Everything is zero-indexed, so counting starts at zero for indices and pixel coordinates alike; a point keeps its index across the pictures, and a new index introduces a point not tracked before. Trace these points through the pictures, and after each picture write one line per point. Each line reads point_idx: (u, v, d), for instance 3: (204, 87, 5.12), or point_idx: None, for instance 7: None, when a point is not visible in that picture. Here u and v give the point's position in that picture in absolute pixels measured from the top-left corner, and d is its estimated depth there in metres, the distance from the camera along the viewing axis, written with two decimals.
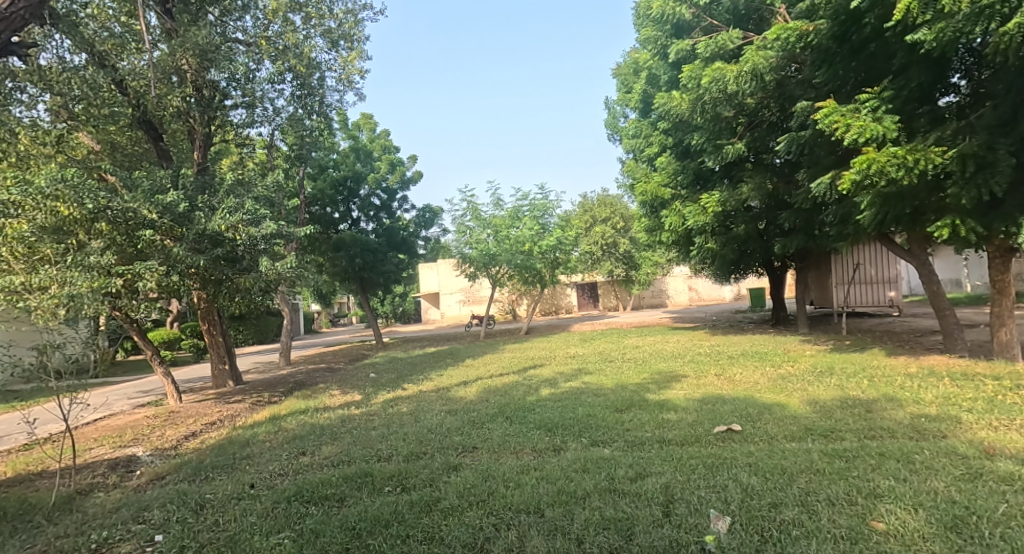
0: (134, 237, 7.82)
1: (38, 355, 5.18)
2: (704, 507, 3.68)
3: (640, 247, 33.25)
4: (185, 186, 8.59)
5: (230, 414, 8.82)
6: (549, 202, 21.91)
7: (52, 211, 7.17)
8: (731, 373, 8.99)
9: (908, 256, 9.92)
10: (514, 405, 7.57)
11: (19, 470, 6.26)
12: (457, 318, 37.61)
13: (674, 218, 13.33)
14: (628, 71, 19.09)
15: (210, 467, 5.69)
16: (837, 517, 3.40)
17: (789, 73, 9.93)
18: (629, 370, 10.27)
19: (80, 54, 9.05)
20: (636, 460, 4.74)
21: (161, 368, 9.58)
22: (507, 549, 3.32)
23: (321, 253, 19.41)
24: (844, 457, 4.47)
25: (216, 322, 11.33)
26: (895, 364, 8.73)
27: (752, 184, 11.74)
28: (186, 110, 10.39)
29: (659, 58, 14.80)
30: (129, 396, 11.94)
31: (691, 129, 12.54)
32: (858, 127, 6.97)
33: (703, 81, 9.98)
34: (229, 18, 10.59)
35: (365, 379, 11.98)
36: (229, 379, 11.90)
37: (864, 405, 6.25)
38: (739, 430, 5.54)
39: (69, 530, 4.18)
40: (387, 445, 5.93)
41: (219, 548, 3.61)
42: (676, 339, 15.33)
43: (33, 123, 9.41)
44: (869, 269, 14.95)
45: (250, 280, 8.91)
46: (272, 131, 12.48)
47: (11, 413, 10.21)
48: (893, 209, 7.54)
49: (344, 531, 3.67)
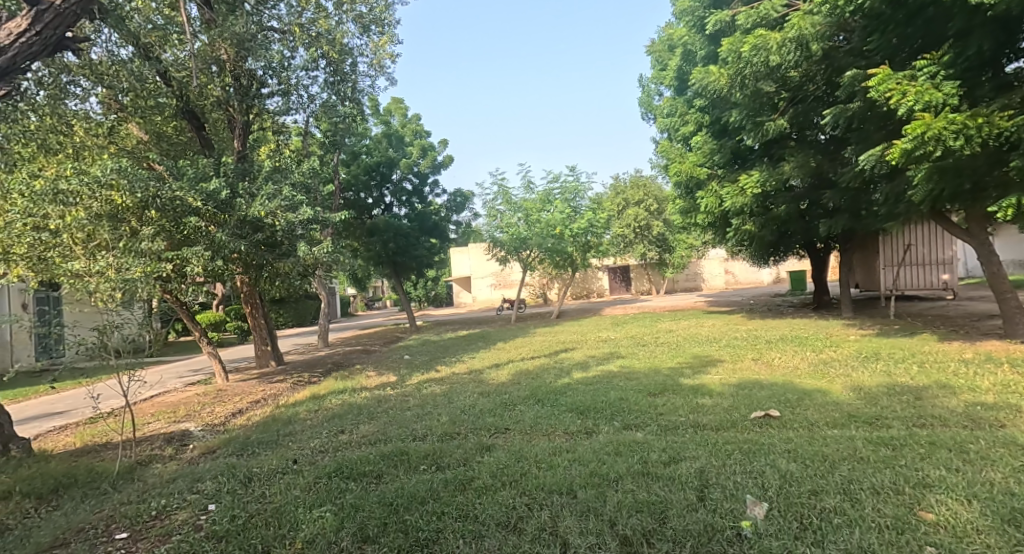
0: (181, 224, 8.13)
1: (99, 334, 5.43)
2: (740, 492, 3.64)
3: (673, 230, 32.69)
4: (227, 173, 8.81)
5: (274, 393, 9.15)
6: (581, 185, 21.70)
7: (107, 200, 7.58)
8: (769, 358, 8.81)
9: (967, 236, 9.39)
10: (546, 387, 7.61)
11: (86, 441, 6.66)
12: (489, 302, 37.99)
13: (711, 200, 13.17)
14: (662, 47, 18.61)
15: (256, 442, 5.92)
16: (882, 506, 3.31)
17: (838, 42, 9.44)
18: (662, 354, 10.14)
19: (127, 47, 9.27)
20: (670, 444, 4.70)
21: (209, 349, 9.89)
22: (539, 528, 3.35)
23: (356, 238, 19.76)
24: (890, 445, 4.33)
25: (258, 305, 11.60)
26: (949, 350, 8.34)
27: (795, 162, 11.27)
28: (226, 98, 10.63)
29: (696, 32, 14.28)
30: (181, 375, 12.54)
31: (729, 105, 12.16)
32: (915, 93, 6.58)
33: (744, 52, 9.57)
34: (265, 7, 10.50)
35: (399, 361, 12.24)
36: (272, 358, 12.30)
37: (913, 392, 6.02)
38: (777, 416, 5.42)
39: (132, 497, 4.42)
40: (422, 424, 6.05)
41: (267, 519, 3.75)
42: (711, 323, 15.06)
43: (87, 116, 9.84)
44: (921, 251, 14.33)
45: (289, 264, 9.09)
46: (307, 118, 12.74)
47: (77, 389, 10.89)
48: (950, 183, 7.14)
49: (382, 506, 3.77)
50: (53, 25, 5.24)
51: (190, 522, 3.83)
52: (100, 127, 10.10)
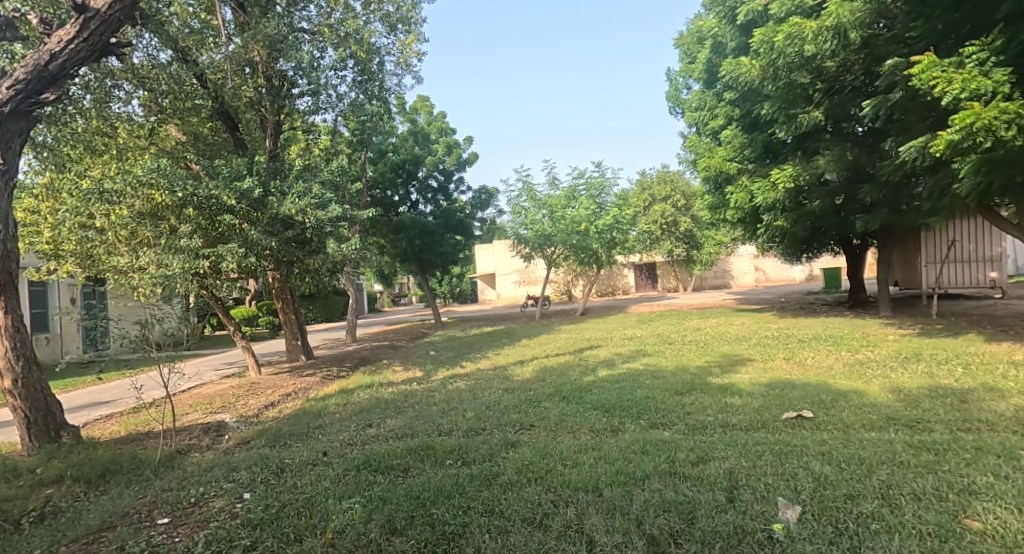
0: (217, 222, 8.26)
1: (142, 328, 5.58)
2: (772, 494, 3.55)
3: (701, 226, 32.15)
4: (259, 171, 8.96)
5: (304, 387, 9.33)
6: (606, 181, 21.50)
7: (148, 198, 7.83)
8: (802, 357, 8.59)
9: (1017, 232, 8.97)
10: (571, 385, 7.57)
11: (129, 429, 6.89)
12: (513, 299, 38.06)
13: (741, 195, 12.89)
14: (692, 39, 18.28)
15: (288, 434, 6.03)
16: (923, 513, 3.18)
17: (878, 30, 9.11)
18: (690, 352, 9.98)
19: (166, 50, 9.53)
20: (698, 443, 4.62)
21: (243, 343, 10.13)
22: (565, 525, 3.32)
23: (382, 235, 19.98)
24: (933, 450, 4.16)
25: (289, 301, 11.81)
26: (996, 351, 7.99)
27: (830, 156, 10.94)
28: (258, 99, 10.83)
29: (727, 22, 13.97)
30: (215, 368, 12.89)
31: (761, 98, 11.88)
32: (961, 81, 6.31)
33: (778, 41, 9.32)
34: (295, 8, 10.65)
35: (425, 357, 12.34)
36: (302, 353, 12.52)
37: (958, 395, 5.79)
38: (811, 417, 5.28)
39: (172, 484, 4.55)
40: (448, 420, 6.08)
41: (298, 509, 3.81)
42: (741, 321, 14.77)
43: (129, 118, 10.15)
44: (966, 247, 13.78)
45: (319, 261, 9.22)
46: (336, 117, 12.91)
47: (121, 380, 11.31)
48: (1000, 176, 6.82)
49: (409, 500, 3.79)
50: (99, 31, 5.56)
51: (227, 509, 3.92)
52: (141, 129, 10.43)
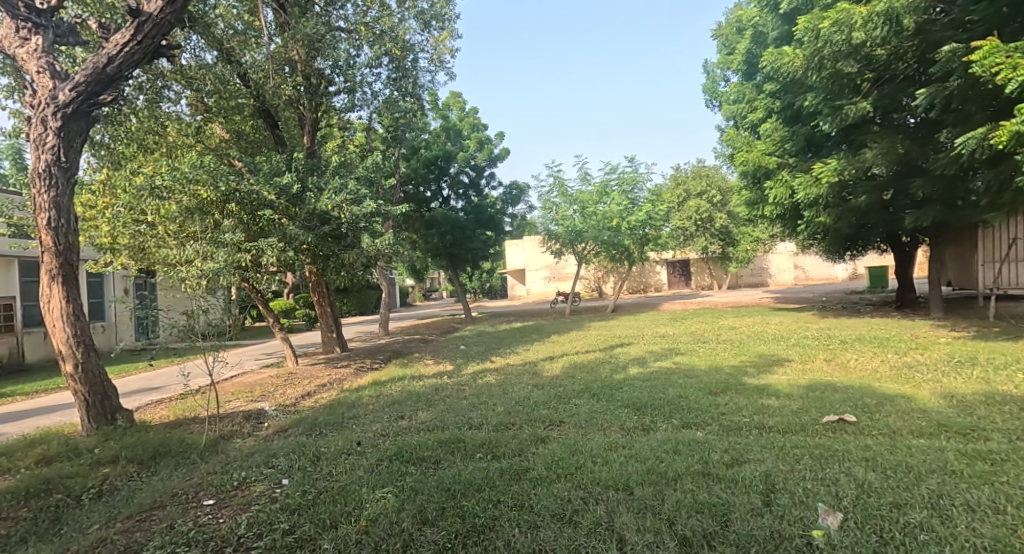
0: (257, 217, 8.49)
1: (188, 318, 5.81)
2: (811, 500, 3.42)
3: (737, 223, 31.37)
4: (297, 167, 9.14)
5: (339, 378, 9.51)
6: (639, 176, 21.18)
7: (194, 194, 8.10)
8: (844, 359, 8.30)
9: None
10: (602, 382, 7.49)
11: (177, 414, 7.16)
12: (543, 294, 38.04)
13: (781, 190, 12.50)
14: (731, 30, 17.78)
15: (324, 424, 6.15)
16: (977, 525, 3.02)
17: (934, 16, 8.65)
18: (725, 352, 9.76)
19: (212, 51, 9.81)
20: (732, 445, 4.50)
21: (281, 334, 10.39)
22: (596, 523, 3.28)
23: (415, 230, 20.17)
24: (988, 460, 3.94)
25: (325, 294, 12.05)
26: None
27: (878, 149, 10.49)
28: (297, 97, 11.04)
29: (769, 11, 13.53)
30: (255, 358, 13.27)
31: (805, 89, 11.47)
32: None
33: (824, 28, 8.95)
34: (333, 7, 10.77)
35: (455, 351, 12.41)
36: (337, 345, 12.78)
37: (1016, 402, 5.48)
38: (853, 421, 5.08)
39: (217, 468, 4.70)
40: (478, 414, 6.09)
41: (333, 496, 3.88)
42: (779, 320, 14.38)
43: (178, 117, 10.48)
44: None
45: (353, 255, 9.35)
46: (370, 114, 13.07)
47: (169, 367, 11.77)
48: None
49: (440, 491, 3.81)
50: (151, 34, 5.76)
51: (267, 494, 4.02)
52: (188, 128, 10.76)
